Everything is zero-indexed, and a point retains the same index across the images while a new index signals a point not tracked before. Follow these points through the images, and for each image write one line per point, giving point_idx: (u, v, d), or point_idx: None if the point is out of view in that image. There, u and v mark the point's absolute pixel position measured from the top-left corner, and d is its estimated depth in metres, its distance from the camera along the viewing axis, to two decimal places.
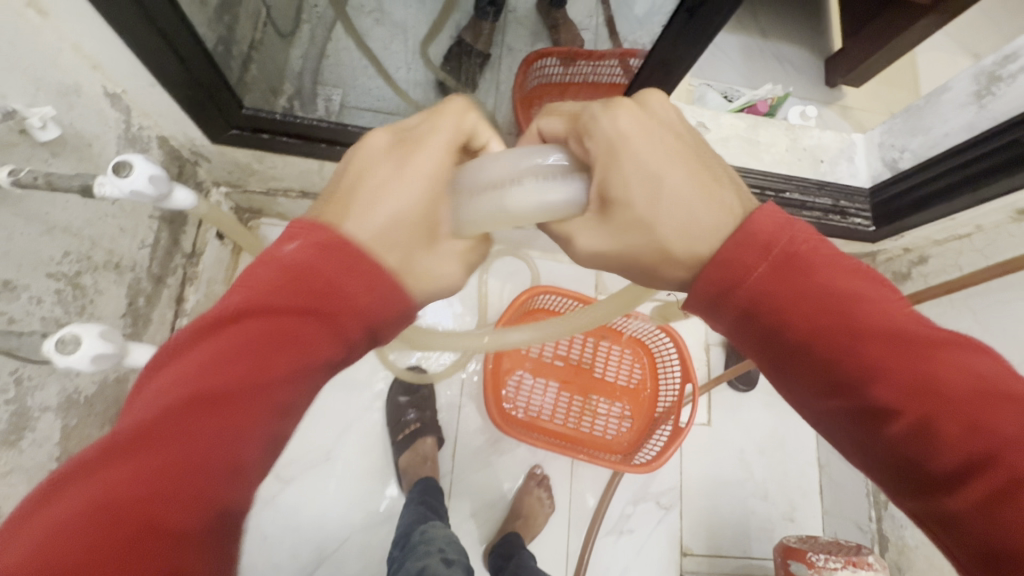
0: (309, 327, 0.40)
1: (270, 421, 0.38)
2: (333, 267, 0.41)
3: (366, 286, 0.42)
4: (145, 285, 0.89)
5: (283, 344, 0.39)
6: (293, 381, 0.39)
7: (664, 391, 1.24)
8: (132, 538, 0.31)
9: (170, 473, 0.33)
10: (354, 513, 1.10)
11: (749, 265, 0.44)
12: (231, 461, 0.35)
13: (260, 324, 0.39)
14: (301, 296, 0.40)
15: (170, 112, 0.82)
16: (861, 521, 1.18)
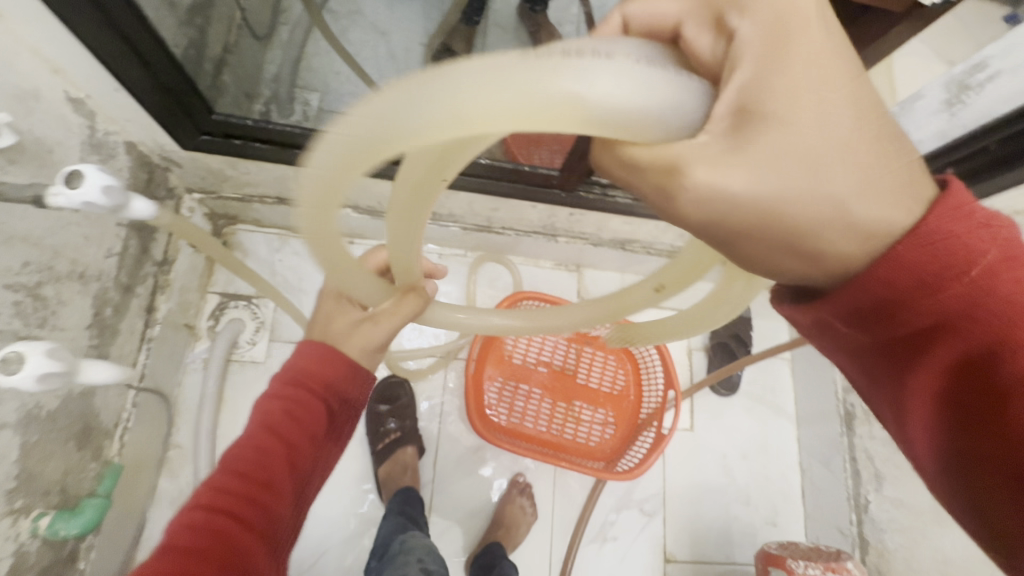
0: (310, 402, 0.62)
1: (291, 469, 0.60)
2: (325, 359, 0.65)
3: (343, 372, 0.65)
4: (113, 295, 0.86)
5: (299, 414, 0.61)
6: (306, 440, 0.61)
7: (647, 397, 1.24)
8: (217, 550, 0.51)
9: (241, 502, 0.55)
10: (332, 526, 1.08)
11: (928, 271, 0.41)
12: (269, 482, 0.58)
13: (277, 409, 0.61)
14: (304, 384, 0.63)
15: (137, 118, 0.80)
16: (842, 524, 1.16)
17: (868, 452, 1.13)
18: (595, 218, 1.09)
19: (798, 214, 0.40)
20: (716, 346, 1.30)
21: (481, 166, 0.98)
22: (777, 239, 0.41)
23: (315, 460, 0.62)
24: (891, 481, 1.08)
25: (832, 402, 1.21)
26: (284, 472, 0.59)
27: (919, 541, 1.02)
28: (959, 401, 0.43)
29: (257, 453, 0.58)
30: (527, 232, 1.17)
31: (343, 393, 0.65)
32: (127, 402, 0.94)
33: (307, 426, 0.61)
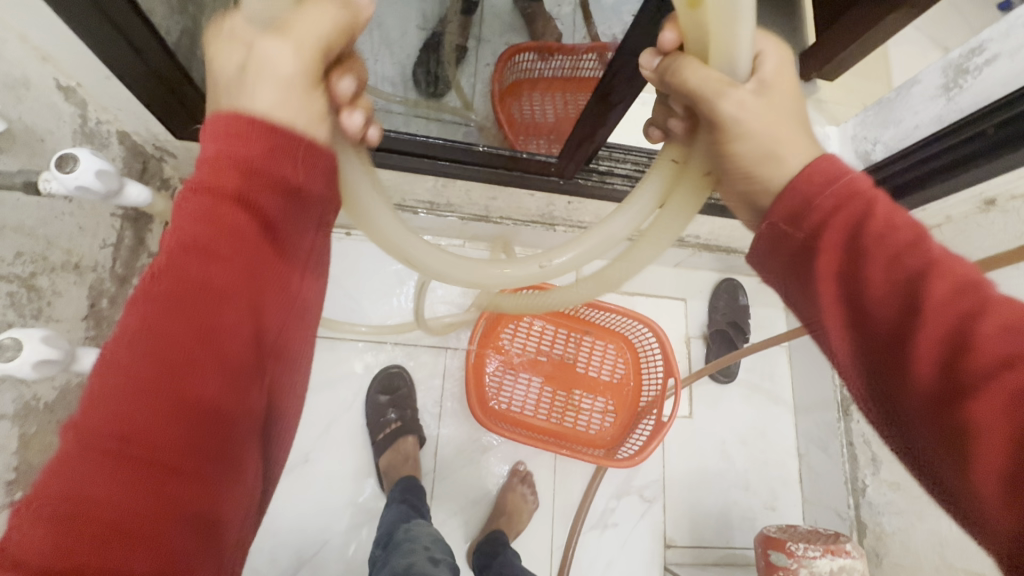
0: (234, 219, 0.41)
1: (223, 321, 0.40)
2: (246, 150, 0.41)
3: (274, 161, 0.42)
4: (109, 286, 0.86)
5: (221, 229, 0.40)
6: (240, 280, 0.41)
7: (647, 384, 1.24)
8: (156, 411, 0.36)
9: (150, 376, 0.37)
10: (333, 515, 1.08)
11: (811, 192, 0.46)
12: (198, 330, 0.39)
13: (184, 238, 0.40)
14: (216, 190, 0.41)
15: (129, 106, 0.79)
16: (840, 509, 1.18)
17: (864, 437, 1.14)
18: (593, 206, 1.08)
19: (782, 153, 0.49)
20: (714, 334, 1.31)
21: (482, 152, 0.97)
22: (753, 164, 0.50)
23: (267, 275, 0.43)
24: (888, 465, 1.09)
25: (829, 388, 1.22)
26: (224, 301, 0.40)
27: (916, 524, 1.03)
28: (862, 324, 0.46)
29: (171, 285, 0.39)
30: (525, 221, 1.16)
31: (289, 190, 0.43)
32: None
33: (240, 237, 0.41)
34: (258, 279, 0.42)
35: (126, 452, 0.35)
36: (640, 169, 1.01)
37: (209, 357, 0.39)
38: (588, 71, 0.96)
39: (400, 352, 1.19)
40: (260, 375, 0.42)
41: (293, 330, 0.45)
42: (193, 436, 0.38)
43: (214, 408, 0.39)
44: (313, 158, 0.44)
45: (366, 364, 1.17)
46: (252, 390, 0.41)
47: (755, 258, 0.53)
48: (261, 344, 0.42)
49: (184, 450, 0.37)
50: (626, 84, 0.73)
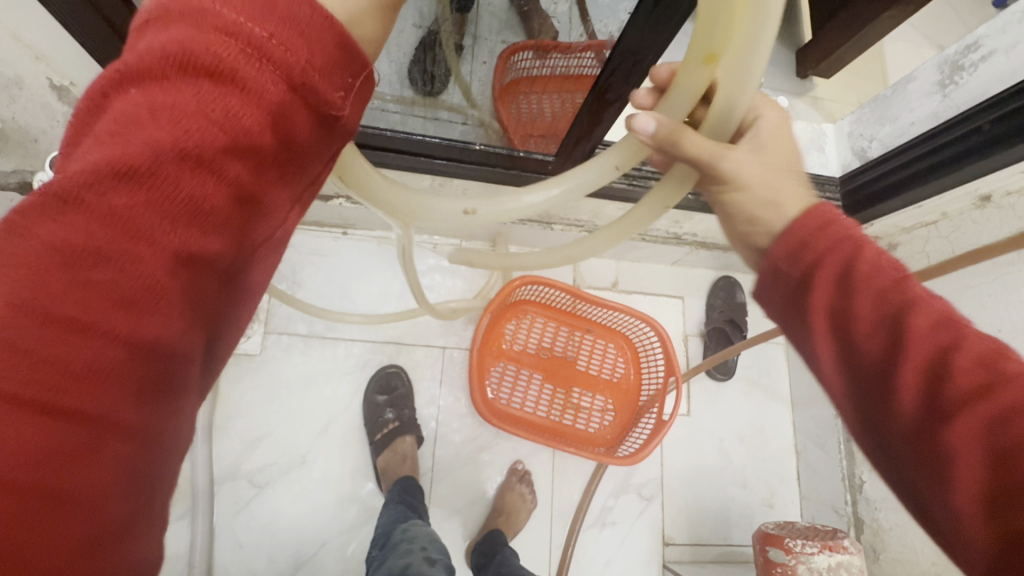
0: (230, 107, 0.29)
1: (194, 242, 0.29)
2: (274, 30, 0.30)
3: (301, 50, 0.31)
4: None
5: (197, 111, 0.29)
6: (225, 190, 0.30)
7: (648, 380, 1.24)
8: (102, 345, 0.27)
9: (92, 304, 0.26)
10: (332, 515, 1.08)
11: (813, 231, 0.47)
12: (160, 238, 0.28)
13: (155, 114, 0.28)
14: (217, 64, 0.29)
15: None
16: (837, 505, 1.18)
17: None
18: (591, 205, 1.09)
19: (771, 197, 0.51)
20: (712, 331, 1.31)
21: (479, 151, 0.98)
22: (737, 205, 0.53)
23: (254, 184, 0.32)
24: None
25: None
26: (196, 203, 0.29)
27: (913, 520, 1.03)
28: (852, 357, 0.45)
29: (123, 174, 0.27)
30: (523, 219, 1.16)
31: (309, 100, 0.32)
32: None
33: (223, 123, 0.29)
34: (247, 193, 0.31)
35: (54, 402, 0.25)
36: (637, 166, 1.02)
37: (171, 286, 0.29)
38: (585, 70, 0.96)
39: (397, 351, 1.18)
40: (222, 308, 0.33)
41: (263, 258, 0.36)
42: (141, 387, 0.28)
43: (171, 357, 0.29)
44: (354, 74, 0.34)
45: (364, 363, 1.16)
46: (207, 329, 0.32)
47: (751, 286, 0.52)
48: (229, 275, 0.33)
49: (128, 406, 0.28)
50: (622, 82, 0.74)
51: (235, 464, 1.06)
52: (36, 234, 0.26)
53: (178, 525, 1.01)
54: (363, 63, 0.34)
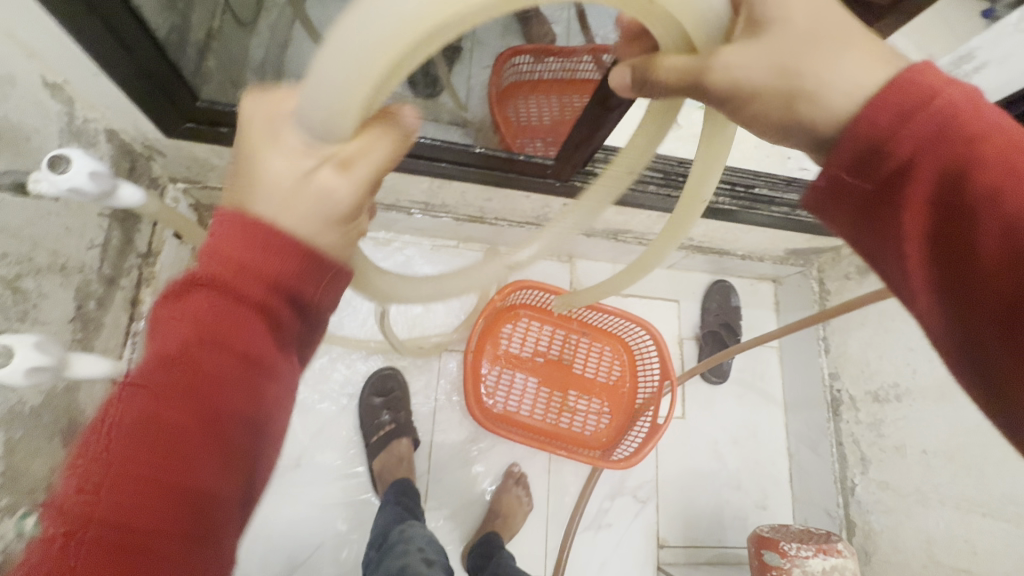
0: (239, 311, 0.41)
1: (213, 408, 0.39)
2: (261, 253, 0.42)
3: (286, 260, 0.42)
4: (96, 287, 0.84)
5: (217, 321, 0.40)
6: (238, 363, 0.40)
7: (642, 384, 1.25)
8: (155, 501, 0.36)
9: (154, 465, 0.37)
10: (327, 519, 1.07)
11: (910, 115, 0.39)
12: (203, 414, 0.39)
13: (192, 328, 0.40)
14: (221, 283, 0.41)
15: (117, 103, 0.77)
16: (829, 507, 1.19)
17: (854, 436, 1.16)
18: (589, 208, 1.09)
19: (827, 53, 0.43)
20: (706, 335, 1.32)
21: (479, 154, 0.96)
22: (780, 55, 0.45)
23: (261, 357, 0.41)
24: (877, 464, 1.11)
25: (819, 388, 1.24)
26: (226, 386, 0.40)
27: (904, 522, 1.05)
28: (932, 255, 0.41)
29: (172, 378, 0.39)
30: (519, 222, 1.16)
31: (286, 290, 0.42)
32: None
33: (234, 327, 0.40)
34: (253, 361, 0.41)
35: (121, 552, 0.35)
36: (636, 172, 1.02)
37: (200, 445, 0.38)
38: (584, 74, 0.99)
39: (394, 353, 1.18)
40: (250, 449, 0.42)
41: (281, 407, 0.44)
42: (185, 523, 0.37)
43: (211, 498, 0.38)
44: (329, 273, 0.45)
45: (359, 366, 1.16)
46: (240, 467, 0.41)
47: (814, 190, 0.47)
48: (259, 426, 0.42)
49: (186, 539, 0.36)
50: None
51: None
52: (112, 428, 0.38)
53: None
54: (337, 266, 0.46)
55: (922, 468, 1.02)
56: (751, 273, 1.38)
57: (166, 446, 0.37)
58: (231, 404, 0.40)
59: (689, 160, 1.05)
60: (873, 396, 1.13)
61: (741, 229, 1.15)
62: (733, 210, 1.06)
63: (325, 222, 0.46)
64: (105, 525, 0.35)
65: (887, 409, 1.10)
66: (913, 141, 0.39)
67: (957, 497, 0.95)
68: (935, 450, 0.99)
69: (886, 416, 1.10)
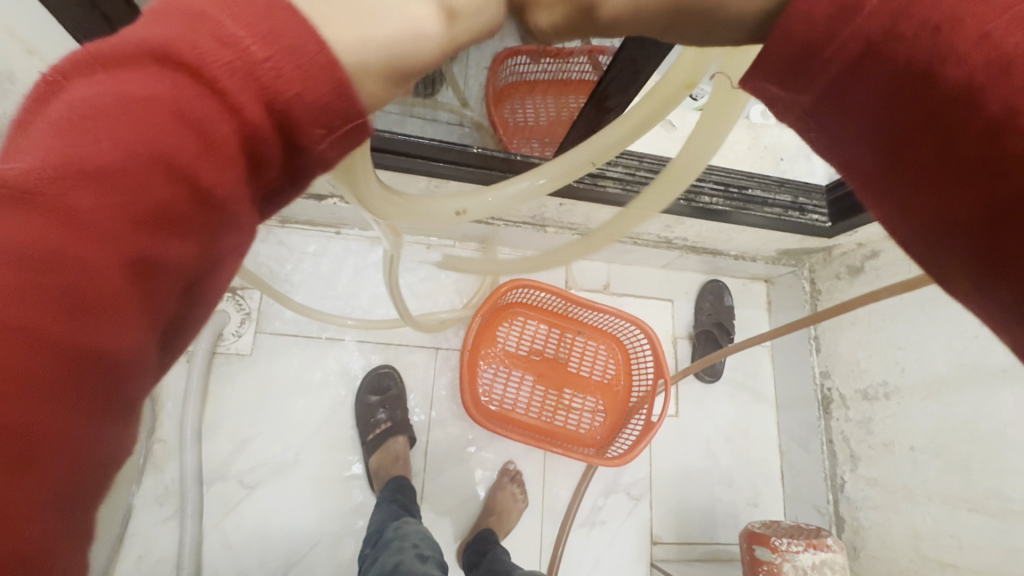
0: (198, 109, 0.25)
1: (148, 248, 0.25)
2: (259, 45, 0.26)
3: (295, 77, 0.26)
4: None
5: (163, 113, 0.24)
6: (188, 196, 0.25)
7: (637, 382, 1.26)
8: (23, 392, 0.22)
9: (28, 323, 0.22)
10: (323, 516, 1.07)
11: (849, 8, 0.30)
12: (125, 255, 0.24)
13: (122, 110, 0.24)
14: (180, 62, 0.25)
15: None
16: (820, 504, 1.21)
17: (844, 434, 1.18)
18: (584, 209, 1.10)
19: None
20: (699, 334, 1.33)
21: (476, 154, 0.97)
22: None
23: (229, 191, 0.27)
24: (866, 461, 1.13)
25: (810, 386, 1.26)
26: (171, 223, 0.25)
27: (892, 518, 1.07)
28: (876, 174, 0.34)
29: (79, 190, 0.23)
30: (516, 222, 1.17)
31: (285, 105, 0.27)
32: None
33: (197, 140, 0.25)
34: (206, 196, 0.26)
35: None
36: (631, 173, 1.03)
37: (120, 297, 0.24)
38: (580, 74, 1.02)
39: (390, 352, 1.18)
40: (180, 313, 0.28)
41: (230, 263, 0.31)
42: (82, 409, 0.24)
43: (121, 366, 0.25)
44: (348, 123, 0.29)
45: (354, 364, 1.16)
46: (164, 335, 0.28)
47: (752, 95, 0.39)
48: (191, 287, 0.28)
49: (76, 423, 0.24)
50: (622, 91, 0.74)
51: (225, 465, 1.05)
52: None
53: (165, 527, 1.00)
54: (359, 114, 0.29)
55: (909, 465, 1.04)
56: (744, 273, 1.40)
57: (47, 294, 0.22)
58: (172, 251, 0.25)
59: (683, 161, 1.08)
60: (862, 394, 1.15)
61: (734, 229, 1.16)
62: (727, 211, 1.07)
63: (390, 68, 0.30)
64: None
65: (876, 407, 1.12)
66: (859, 36, 0.30)
67: (943, 492, 0.97)
68: (922, 448, 1.01)
69: (875, 413, 1.12)
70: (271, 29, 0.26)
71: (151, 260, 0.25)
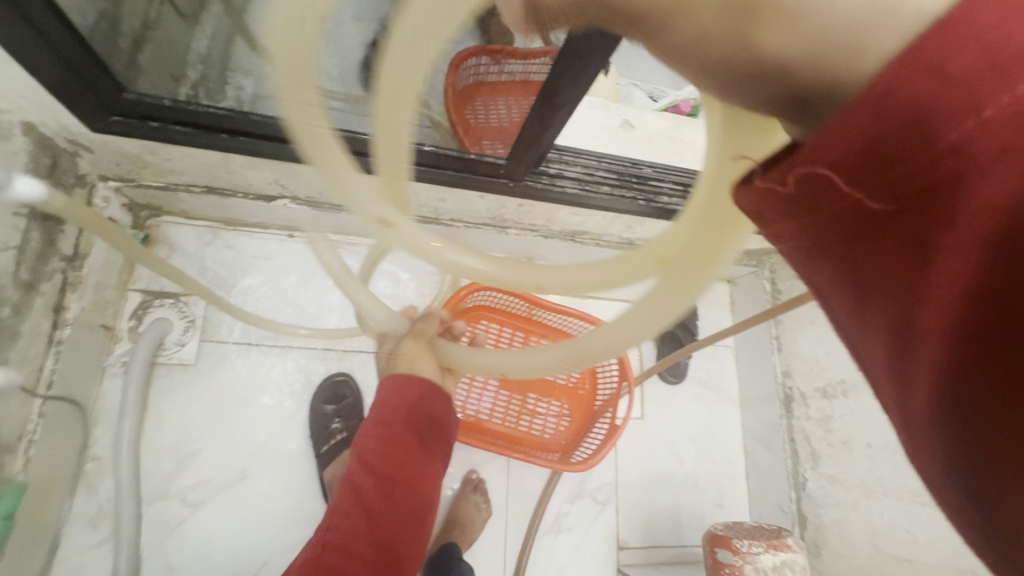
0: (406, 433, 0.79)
1: (412, 472, 0.78)
2: (382, 419, 0.79)
3: (391, 416, 0.79)
4: (10, 293, 0.78)
5: (395, 454, 0.77)
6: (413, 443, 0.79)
7: (602, 385, 1.24)
8: (369, 525, 0.72)
9: (385, 500, 0.74)
10: (273, 534, 1.02)
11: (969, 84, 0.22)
12: (409, 478, 0.77)
13: (375, 442, 0.77)
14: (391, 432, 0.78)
15: (33, 93, 0.72)
16: (783, 502, 1.21)
17: (805, 432, 1.20)
18: (544, 210, 1.08)
19: None
20: (664, 335, 1.33)
21: (428, 152, 0.93)
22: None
23: (420, 462, 0.79)
24: (826, 458, 1.14)
25: (772, 385, 1.27)
26: (404, 475, 0.77)
27: (852, 515, 1.08)
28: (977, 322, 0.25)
29: (382, 459, 0.76)
30: (476, 224, 1.15)
31: (431, 416, 0.82)
32: (32, 413, 0.84)
33: (406, 449, 0.78)
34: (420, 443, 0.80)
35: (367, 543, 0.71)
36: (590, 173, 1.02)
37: (421, 486, 0.78)
38: (534, 75, 0.96)
39: (347, 360, 1.14)
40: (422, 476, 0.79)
41: (431, 472, 0.80)
42: (402, 528, 0.75)
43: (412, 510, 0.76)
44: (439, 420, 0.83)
45: (309, 373, 1.11)
46: (410, 513, 0.76)
47: (753, 210, 0.33)
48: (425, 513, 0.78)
49: (401, 527, 0.75)
50: (571, 86, 0.73)
51: (166, 483, 0.99)
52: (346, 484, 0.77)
53: (98, 552, 0.93)
54: (439, 418, 0.84)
55: (867, 462, 1.05)
56: None
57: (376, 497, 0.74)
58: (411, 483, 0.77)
59: (643, 162, 1.06)
60: (821, 392, 1.16)
61: None
62: None
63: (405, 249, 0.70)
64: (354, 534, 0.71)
65: (834, 405, 1.13)
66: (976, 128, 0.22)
67: (899, 489, 0.98)
68: (879, 444, 1.03)
69: (834, 411, 1.13)
70: (390, 417, 0.79)
71: (400, 488, 0.76)
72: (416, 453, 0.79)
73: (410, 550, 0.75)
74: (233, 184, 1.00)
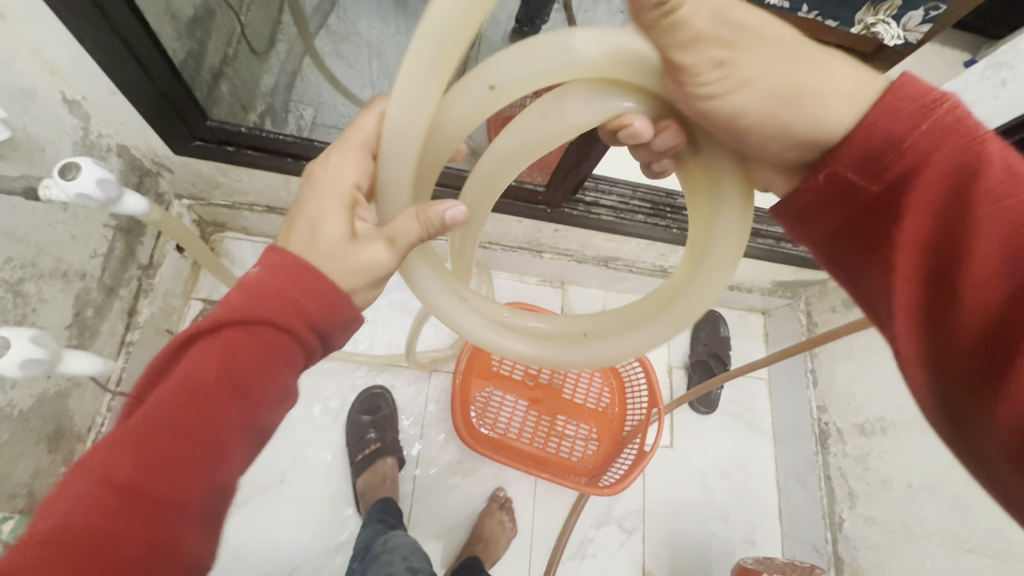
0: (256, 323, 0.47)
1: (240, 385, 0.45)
2: (252, 283, 0.48)
3: (261, 296, 0.48)
4: (95, 295, 0.86)
5: (237, 359, 0.45)
6: (266, 343, 0.47)
7: (631, 411, 1.25)
8: (164, 453, 0.41)
9: (184, 420, 0.43)
10: (308, 538, 1.06)
11: (919, 114, 0.44)
12: (230, 390, 0.45)
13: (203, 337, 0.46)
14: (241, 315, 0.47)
15: (131, 121, 0.82)
16: (818, 543, 1.18)
17: (842, 470, 1.16)
18: (579, 235, 1.12)
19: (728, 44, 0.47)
20: (695, 364, 1.33)
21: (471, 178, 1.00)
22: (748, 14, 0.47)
23: (270, 369, 0.47)
24: (864, 498, 1.10)
25: (807, 420, 1.24)
26: (241, 382, 0.45)
27: (891, 559, 1.03)
28: (932, 256, 0.45)
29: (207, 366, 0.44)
30: (513, 247, 1.20)
31: (302, 314, 0.49)
32: (102, 406, 0.91)
33: (261, 356, 0.47)
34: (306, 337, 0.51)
35: (132, 496, 0.39)
36: (625, 202, 1.06)
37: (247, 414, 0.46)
38: None
39: (384, 373, 1.19)
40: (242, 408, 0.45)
41: (269, 394, 0.47)
42: (194, 461, 0.42)
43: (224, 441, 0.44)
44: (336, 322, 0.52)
45: (350, 385, 1.17)
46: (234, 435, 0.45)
47: (797, 208, 0.54)
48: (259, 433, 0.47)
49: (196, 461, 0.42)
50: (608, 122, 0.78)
51: None
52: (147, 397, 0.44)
53: None
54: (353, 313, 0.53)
55: (908, 504, 1.01)
56: (741, 304, 1.40)
57: (178, 413, 0.43)
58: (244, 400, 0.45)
59: (677, 192, 1.09)
60: (859, 429, 1.13)
61: None
62: None
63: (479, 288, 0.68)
64: (132, 470, 0.40)
65: (873, 442, 1.10)
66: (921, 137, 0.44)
67: (941, 533, 0.94)
68: (920, 485, 0.99)
69: (873, 449, 1.10)
70: (256, 294, 0.48)
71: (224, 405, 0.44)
72: (275, 361, 0.47)
73: (213, 494, 0.43)
74: (291, 204, 1.09)
